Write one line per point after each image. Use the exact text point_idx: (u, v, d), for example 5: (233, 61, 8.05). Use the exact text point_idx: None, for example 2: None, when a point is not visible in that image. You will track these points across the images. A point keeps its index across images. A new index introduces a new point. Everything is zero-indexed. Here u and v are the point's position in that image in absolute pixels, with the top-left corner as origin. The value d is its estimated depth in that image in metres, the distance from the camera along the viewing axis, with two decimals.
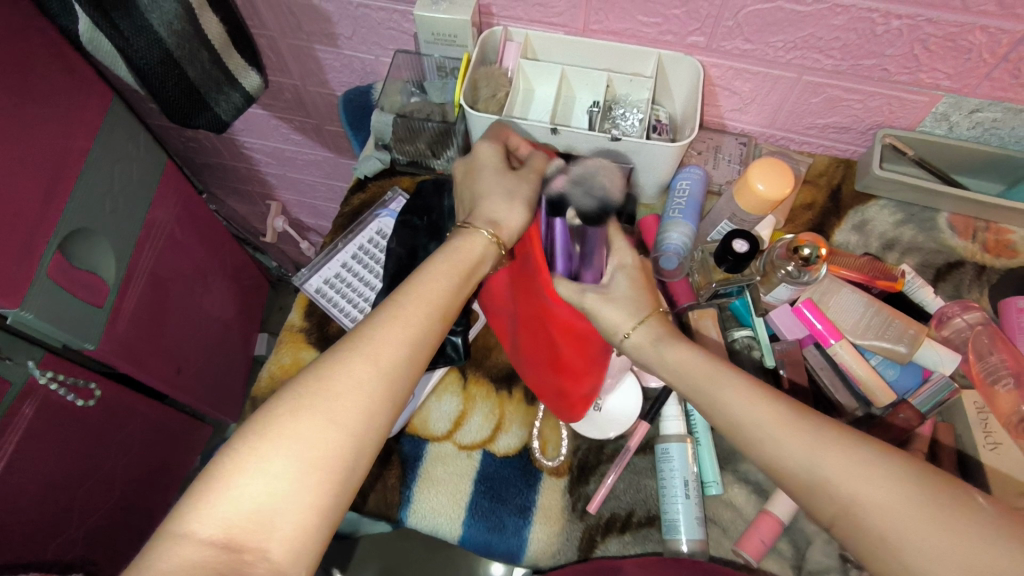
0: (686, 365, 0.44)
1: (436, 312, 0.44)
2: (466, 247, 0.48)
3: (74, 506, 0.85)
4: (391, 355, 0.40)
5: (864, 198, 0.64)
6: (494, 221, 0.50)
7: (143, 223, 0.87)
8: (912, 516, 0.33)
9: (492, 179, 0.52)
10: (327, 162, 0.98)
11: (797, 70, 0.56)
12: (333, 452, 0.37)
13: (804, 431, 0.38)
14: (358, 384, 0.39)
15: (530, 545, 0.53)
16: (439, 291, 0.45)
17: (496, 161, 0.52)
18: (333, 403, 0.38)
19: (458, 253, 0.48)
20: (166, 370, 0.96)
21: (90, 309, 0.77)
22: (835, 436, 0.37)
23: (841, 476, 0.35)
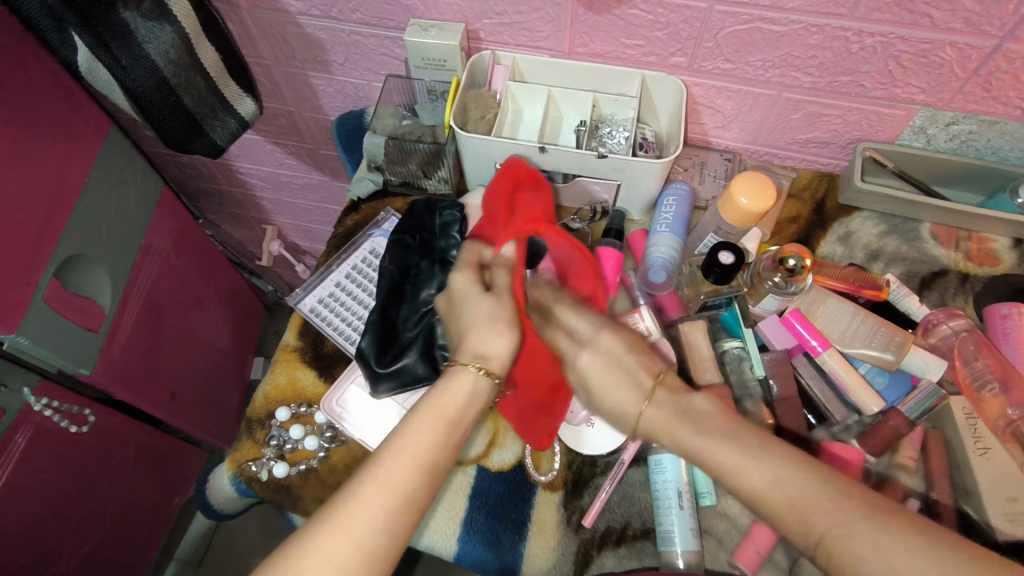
0: (676, 427, 0.44)
1: (453, 420, 0.45)
2: (455, 385, 0.46)
3: (67, 535, 0.84)
4: (406, 480, 0.41)
5: (848, 210, 0.65)
6: (480, 351, 0.48)
7: (139, 250, 0.88)
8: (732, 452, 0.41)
9: (485, 304, 0.50)
10: (322, 185, 0.99)
11: (777, 87, 0.58)
12: (355, 569, 0.37)
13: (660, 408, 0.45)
14: (380, 507, 0.39)
15: (525, 561, 0.53)
16: (451, 409, 0.45)
17: (471, 287, 0.51)
18: (344, 547, 0.38)
19: (447, 393, 0.46)
20: (161, 396, 0.96)
21: (85, 334, 0.78)
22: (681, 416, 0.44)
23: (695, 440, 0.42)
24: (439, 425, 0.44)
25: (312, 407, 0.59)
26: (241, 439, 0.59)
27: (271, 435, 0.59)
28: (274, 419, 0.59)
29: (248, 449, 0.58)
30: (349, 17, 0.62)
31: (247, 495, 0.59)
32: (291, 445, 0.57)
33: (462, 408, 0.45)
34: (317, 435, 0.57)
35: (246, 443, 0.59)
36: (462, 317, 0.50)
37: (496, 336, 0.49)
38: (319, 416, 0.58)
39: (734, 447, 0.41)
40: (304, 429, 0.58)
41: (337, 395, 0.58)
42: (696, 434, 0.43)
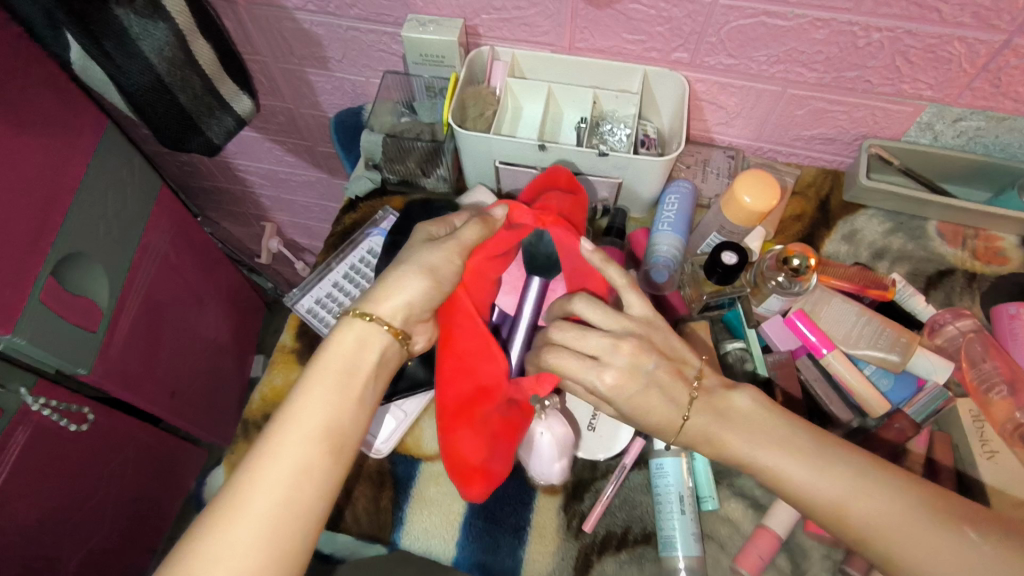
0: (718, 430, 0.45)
1: (344, 377, 0.44)
2: (347, 342, 0.45)
3: (67, 535, 0.84)
4: (297, 442, 0.40)
5: (853, 208, 0.64)
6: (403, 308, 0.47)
7: (137, 248, 0.87)
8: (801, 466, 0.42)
9: (434, 254, 0.48)
10: (321, 182, 0.98)
11: (782, 83, 0.57)
12: (253, 540, 0.37)
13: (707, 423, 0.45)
14: (276, 477, 0.39)
15: (525, 566, 0.52)
16: (341, 368, 0.44)
17: (427, 241, 0.49)
18: (236, 519, 0.38)
19: (337, 354, 0.44)
20: (161, 395, 0.95)
21: (83, 334, 0.77)
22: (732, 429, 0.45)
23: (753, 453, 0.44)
24: (333, 385, 0.43)
25: None
26: (236, 441, 0.58)
27: None
28: (271, 422, 0.59)
29: (244, 452, 0.58)
30: (346, 12, 0.61)
31: None
32: None
33: (354, 367, 0.44)
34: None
35: (242, 446, 0.58)
36: (396, 267, 0.48)
37: (421, 288, 0.47)
38: None
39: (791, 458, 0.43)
40: None
41: None
42: (759, 444, 0.44)
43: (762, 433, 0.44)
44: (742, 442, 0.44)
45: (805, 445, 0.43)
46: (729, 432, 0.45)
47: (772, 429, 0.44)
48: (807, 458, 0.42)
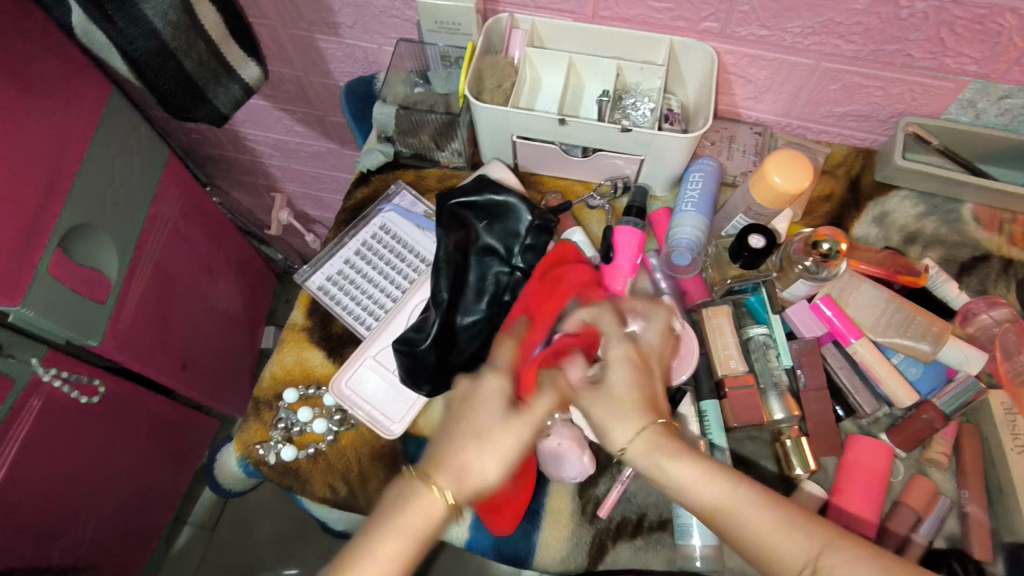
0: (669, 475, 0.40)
1: (417, 545, 0.37)
2: (420, 513, 0.37)
3: (80, 502, 0.85)
4: None
5: (884, 189, 0.61)
6: (459, 478, 0.39)
7: (145, 218, 0.85)
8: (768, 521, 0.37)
9: (490, 416, 0.40)
10: (331, 153, 0.96)
11: (816, 56, 0.54)
12: None
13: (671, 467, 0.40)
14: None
15: (539, 550, 0.52)
16: (410, 542, 0.37)
17: (496, 395, 0.41)
18: None
19: (405, 522, 0.37)
20: (172, 366, 0.95)
21: (92, 306, 0.76)
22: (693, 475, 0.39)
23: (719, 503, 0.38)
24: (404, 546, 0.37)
25: (320, 389, 0.58)
26: (247, 419, 0.58)
27: (278, 417, 0.57)
28: (282, 401, 0.58)
29: (254, 430, 0.57)
30: None
31: (254, 476, 0.58)
32: (299, 428, 0.56)
33: (421, 546, 0.38)
34: (325, 418, 0.56)
35: (253, 424, 0.57)
36: (460, 425, 0.41)
37: (483, 463, 0.39)
38: (327, 398, 0.56)
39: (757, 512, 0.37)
40: (312, 412, 0.56)
41: (347, 377, 0.56)
42: (717, 490, 0.38)
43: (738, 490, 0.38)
44: (685, 483, 0.39)
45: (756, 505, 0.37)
46: (668, 472, 0.40)
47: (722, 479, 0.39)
48: (762, 522, 0.37)
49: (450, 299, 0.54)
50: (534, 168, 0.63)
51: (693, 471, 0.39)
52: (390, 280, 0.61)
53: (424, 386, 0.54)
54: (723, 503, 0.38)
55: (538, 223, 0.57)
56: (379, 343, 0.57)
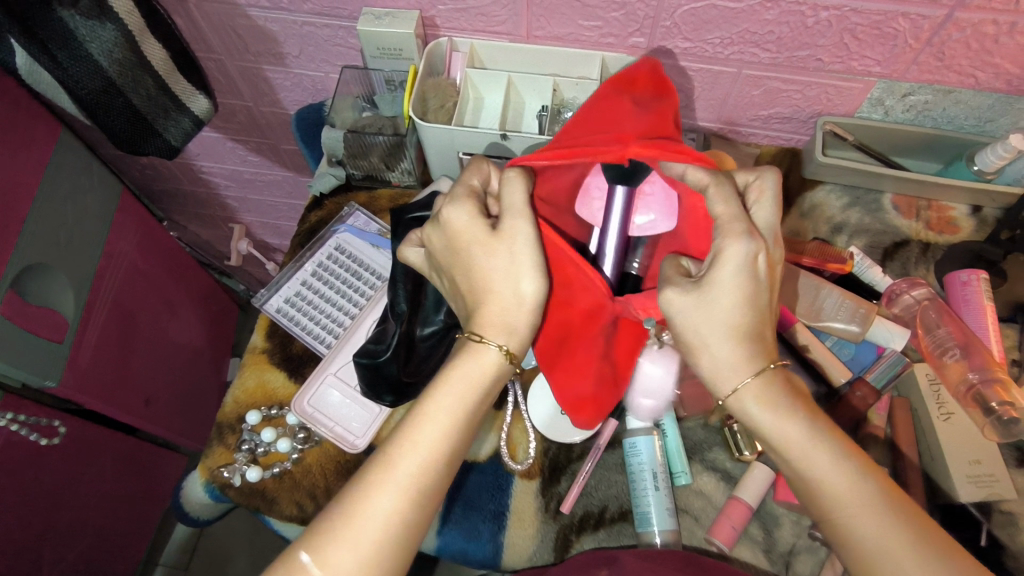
0: (785, 422, 0.40)
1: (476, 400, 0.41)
2: (476, 360, 0.41)
3: (43, 549, 0.83)
4: (437, 450, 0.39)
5: (811, 184, 0.65)
6: (505, 325, 0.42)
7: (101, 255, 0.85)
8: (856, 495, 0.37)
9: (494, 261, 0.41)
10: (287, 181, 0.97)
11: (737, 64, 0.58)
12: (383, 535, 0.37)
13: (788, 422, 0.40)
14: (363, 533, 0.37)
15: (505, 550, 0.53)
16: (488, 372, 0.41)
17: (475, 228, 0.42)
18: (362, 521, 0.37)
19: (467, 369, 0.41)
20: (136, 404, 0.94)
21: (50, 346, 0.76)
22: (814, 431, 0.39)
23: (812, 458, 0.39)
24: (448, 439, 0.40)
25: (282, 409, 0.59)
26: (211, 445, 0.58)
27: (242, 439, 0.58)
28: (245, 424, 0.59)
29: (220, 455, 0.58)
30: (300, 8, 0.60)
31: (221, 501, 0.59)
32: (264, 449, 0.57)
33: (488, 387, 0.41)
34: (289, 437, 0.57)
35: (218, 449, 0.58)
36: (467, 264, 0.42)
37: (513, 280, 0.41)
38: (290, 418, 0.58)
39: (848, 481, 0.38)
40: (276, 432, 0.57)
41: (308, 395, 0.57)
42: (828, 459, 0.38)
43: (833, 474, 0.38)
44: (797, 437, 0.39)
45: (864, 494, 0.37)
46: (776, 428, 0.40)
47: (842, 462, 0.38)
48: (871, 518, 0.37)
49: (409, 311, 0.52)
50: None
51: (815, 441, 0.39)
52: (347, 298, 0.62)
53: (386, 397, 0.54)
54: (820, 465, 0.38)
55: None
56: (338, 361, 0.59)
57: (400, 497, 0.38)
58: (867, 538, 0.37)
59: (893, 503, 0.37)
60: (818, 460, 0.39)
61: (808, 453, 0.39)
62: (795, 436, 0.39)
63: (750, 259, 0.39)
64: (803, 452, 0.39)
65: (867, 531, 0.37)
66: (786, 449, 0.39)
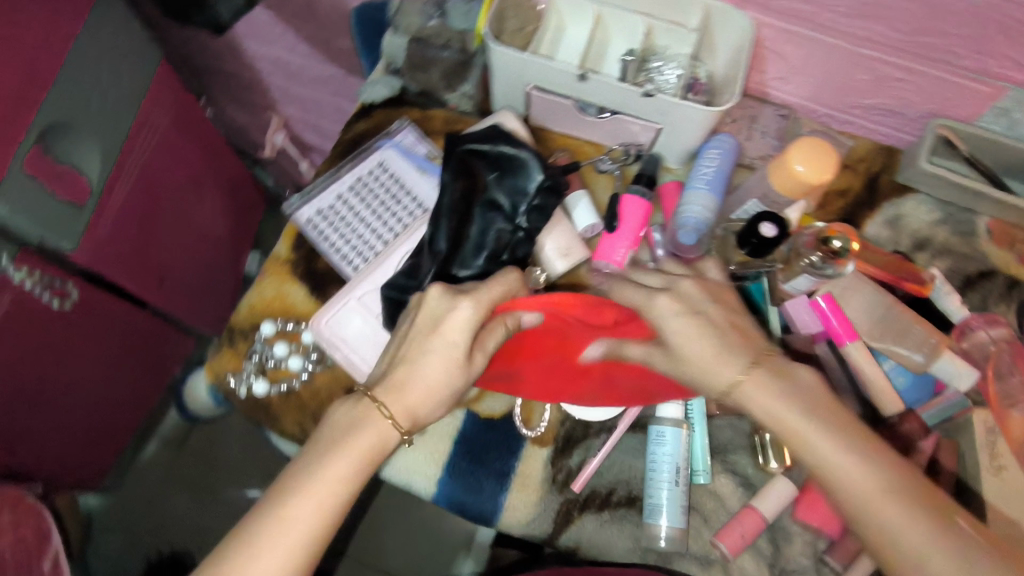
0: (784, 408, 0.40)
1: (361, 467, 0.42)
2: (371, 429, 0.43)
3: (46, 407, 0.83)
4: (316, 519, 0.39)
5: (902, 190, 0.59)
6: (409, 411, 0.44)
7: (133, 124, 0.81)
8: (863, 476, 0.38)
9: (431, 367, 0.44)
10: (333, 79, 0.91)
11: (856, 41, 0.51)
12: None
13: (790, 406, 0.40)
14: (284, 543, 0.38)
15: (504, 512, 0.52)
16: (349, 465, 0.42)
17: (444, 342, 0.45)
18: (242, 575, 0.37)
19: (358, 434, 0.43)
20: (149, 280, 0.92)
21: (69, 210, 0.73)
22: (810, 417, 0.40)
23: (826, 447, 0.39)
24: (341, 460, 0.42)
25: (299, 325, 0.56)
26: (220, 348, 0.56)
27: (254, 348, 0.56)
28: (259, 333, 0.56)
29: (227, 359, 0.56)
30: None
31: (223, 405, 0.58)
32: (274, 362, 0.55)
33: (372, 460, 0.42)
34: (302, 355, 0.54)
35: (226, 353, 0.56)
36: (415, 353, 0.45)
37: (434, 380, 0.44)
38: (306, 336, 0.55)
39: (856, 465, 0.38)
40: (289, 347, 0.55)
41: (328, 316, 0.53)
42: (835, 445, 0.39)
43: (833, 451, 0.39)
44: (784, 424, 0.40)
45: (859, 480, 0.38)
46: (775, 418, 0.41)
47: (834, 446, 0.39)
48: (874, 505, 0.37)
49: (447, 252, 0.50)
50: (547, 123, 0.60)
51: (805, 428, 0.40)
52: (383, 221, 0.58)
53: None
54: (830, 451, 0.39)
55: (548, 184, 0.53)
56: (362, 286, 0.54)
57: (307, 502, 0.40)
58: (882, 530, 0.37)
59: (895, 473, 0.38)
60: (826, 449, 0.39)
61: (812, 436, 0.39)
62: (790, 425, 0.40)
63: (692, 297, 0.45)
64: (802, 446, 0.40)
65: (881, 516, 0.37)
66: (798, 440, 0.40)
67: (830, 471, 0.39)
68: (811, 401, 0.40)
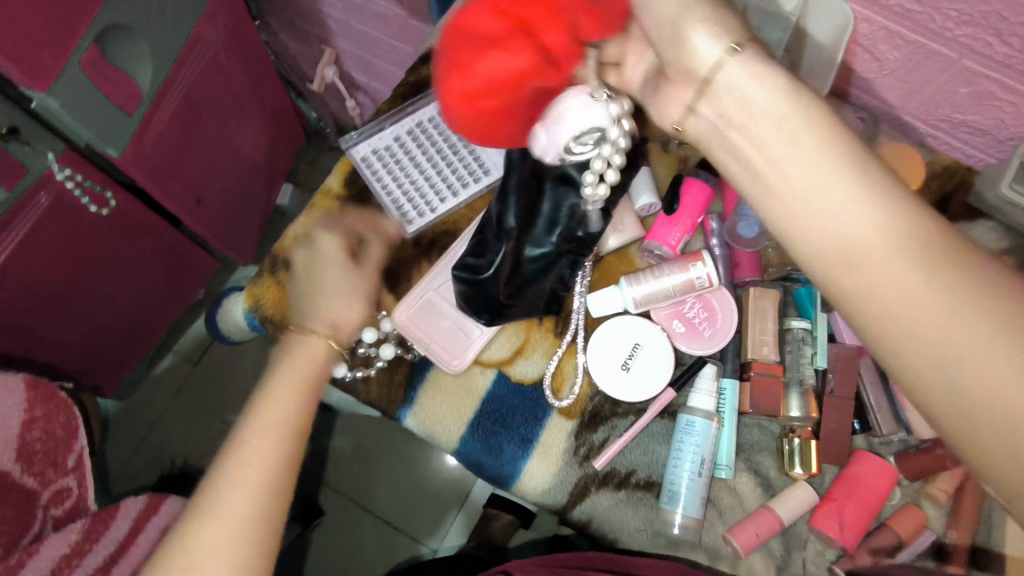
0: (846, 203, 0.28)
1: (304, 394, 0.44)
2: (307, 352, 0.45)
3: (75, 309, 0.84)
4: (271, 451, 0.40)
5: (973, 214, 0.57)
6: (331, 320, 0.47)
7: (188, 37, 0.79)
8: (936, 293, 0.26)
9: (342, 278, 0.49)
10: (395, 18, 0.89)
11: (959, 50, 0.48)
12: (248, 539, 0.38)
13: (846, 199, 0.28)
14: (233, 540, 0.37)
15: (522, 476, 0.52)
16: (280, 409, 0.42)
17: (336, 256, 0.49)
18: (213, 527, 0.37)
19: (301, 360, 0.45)
20: (184, 198, 0.91)
21: (119, 116, 0.72)
22: (878, 218, 0.28)
23: (888, 270, 0.27)
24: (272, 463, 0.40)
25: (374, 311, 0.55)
26: (260, 274, 0.56)
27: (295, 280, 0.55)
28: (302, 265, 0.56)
29: (267, 287, 0.55)
30: None
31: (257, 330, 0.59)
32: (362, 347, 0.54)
33: (319, 372, 0.45)
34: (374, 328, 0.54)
35: (266, 281, 0.55)
36: (315, 281, 0.48)
37: (346, 303, 0.48)
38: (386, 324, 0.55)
39: (923, 280, 0.26)
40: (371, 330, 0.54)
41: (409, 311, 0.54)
42: (921, 262, 0.27)
43: (902, 265, 0.27)
44: (791, 169, 0.30)
45: (884, 242, 0.27)
46: (741, 100, 0.31)
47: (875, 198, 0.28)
48: (885, 267, 0.27)
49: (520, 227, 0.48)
50: None
51: (814, 169, 0.29)
52: (437, 169, 0.57)
53: (482, 316, 0.52)
54: (904, 264, 0.27)
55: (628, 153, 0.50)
56: (440, 277, 0.55)
57: (228, 536, 0.37)
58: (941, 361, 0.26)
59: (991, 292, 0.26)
60: (884, 251, 0.27)
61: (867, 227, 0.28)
62: (851, 209, 0.28)
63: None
64: (798, 216, 0.29)
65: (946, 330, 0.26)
66: (843, 231, 0.28)
67: (888, 285, 0.27)
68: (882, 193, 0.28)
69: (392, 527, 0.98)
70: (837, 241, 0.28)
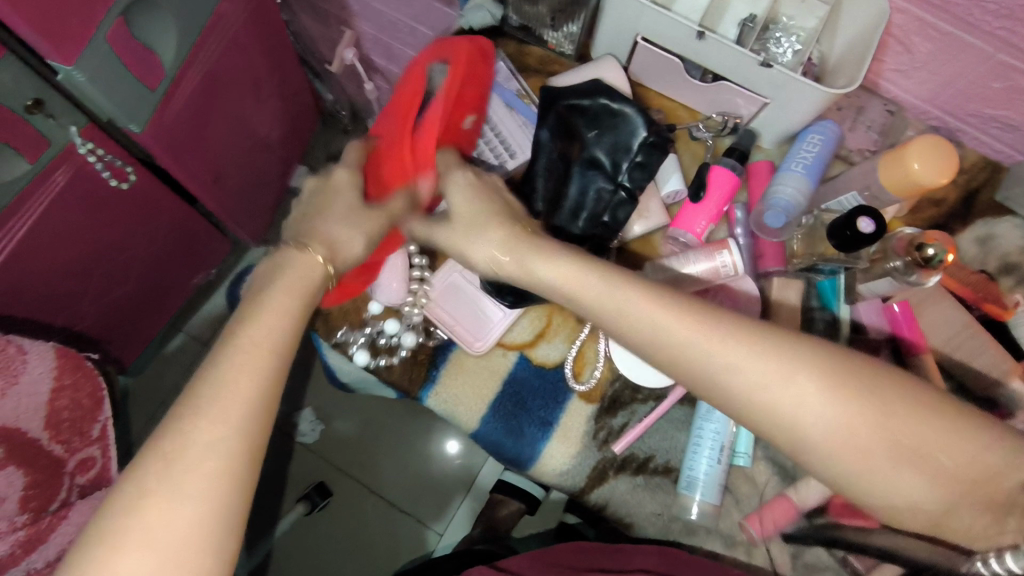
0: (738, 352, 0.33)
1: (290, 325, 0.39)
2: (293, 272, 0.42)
3: (93, 283, 0.85)
4: (264, 368, 0.36)
5: (998, 211, 0.57)
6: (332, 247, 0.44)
7: (211, 16, 0.78)
8: (868, 442, 0.31)
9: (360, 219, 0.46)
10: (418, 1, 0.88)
11: (995, 44, 0.48)
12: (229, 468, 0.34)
13: (751, 361, 0.33)
14: (208, 469, 0.33)
15: (541, 459, 0.53)
16: (264, 331, 0.38)
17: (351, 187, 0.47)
18: (190, 455, 0.33)
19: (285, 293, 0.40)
20: (201, 176, 0.91)
21: (143, 91, 0.72)
22: (776, 366, 0.32)
23: (811, 414, 0.32)
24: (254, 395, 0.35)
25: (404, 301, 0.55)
26: None
27: None
28: None
29: None
30: None
31: None
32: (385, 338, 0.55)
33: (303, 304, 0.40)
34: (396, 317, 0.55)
35: None
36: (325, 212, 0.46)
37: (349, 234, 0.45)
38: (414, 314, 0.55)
39: (842, 410, 0.31)
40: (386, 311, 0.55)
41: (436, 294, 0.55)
42: (839, 412, 0.31)
43: (829, 402, 0.31)
44: (655, 328, 0.35)
45: (794, 396, 0.32)
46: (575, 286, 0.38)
47: (789, 361, 0.32)
48: (804, 400, 0.32)
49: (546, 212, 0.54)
50: (645, 80, 0.59)
51: (676, 321, 0.35)
52: None
53: (507, 297, 0.52)
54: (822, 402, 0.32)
55: (652, 141, 0.54)
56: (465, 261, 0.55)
57: (221, 463, 0.33)
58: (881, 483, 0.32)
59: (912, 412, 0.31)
60: (811, 407, 0.32)
61: (781, 386, 0.32)
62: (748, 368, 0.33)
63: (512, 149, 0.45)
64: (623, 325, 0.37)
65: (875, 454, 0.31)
66: (758, 397, 0.33)
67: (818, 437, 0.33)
68: (777, 352, 0.33)
69: (396, 507, 0.99)
70: (776, 419, 0.33)
